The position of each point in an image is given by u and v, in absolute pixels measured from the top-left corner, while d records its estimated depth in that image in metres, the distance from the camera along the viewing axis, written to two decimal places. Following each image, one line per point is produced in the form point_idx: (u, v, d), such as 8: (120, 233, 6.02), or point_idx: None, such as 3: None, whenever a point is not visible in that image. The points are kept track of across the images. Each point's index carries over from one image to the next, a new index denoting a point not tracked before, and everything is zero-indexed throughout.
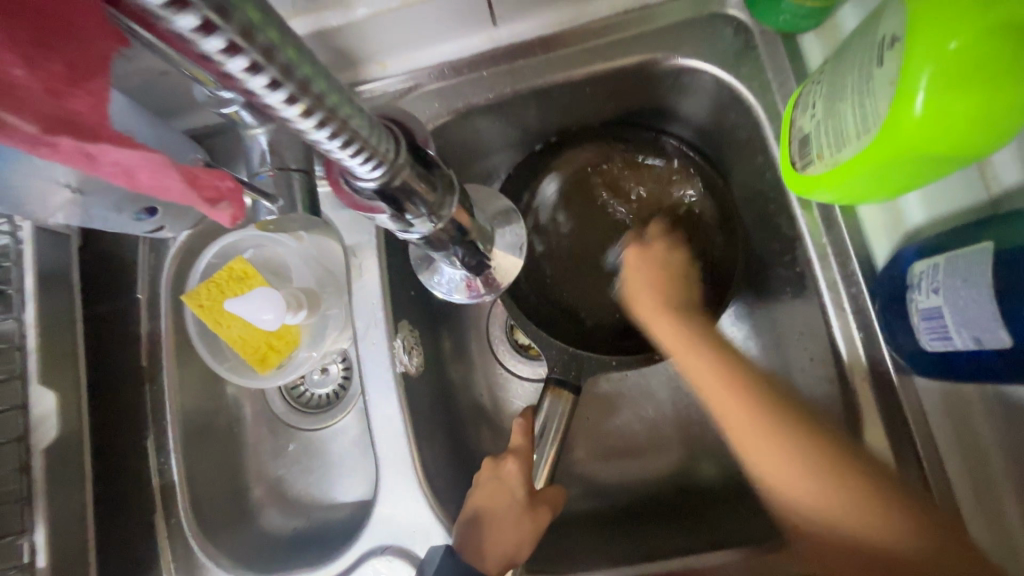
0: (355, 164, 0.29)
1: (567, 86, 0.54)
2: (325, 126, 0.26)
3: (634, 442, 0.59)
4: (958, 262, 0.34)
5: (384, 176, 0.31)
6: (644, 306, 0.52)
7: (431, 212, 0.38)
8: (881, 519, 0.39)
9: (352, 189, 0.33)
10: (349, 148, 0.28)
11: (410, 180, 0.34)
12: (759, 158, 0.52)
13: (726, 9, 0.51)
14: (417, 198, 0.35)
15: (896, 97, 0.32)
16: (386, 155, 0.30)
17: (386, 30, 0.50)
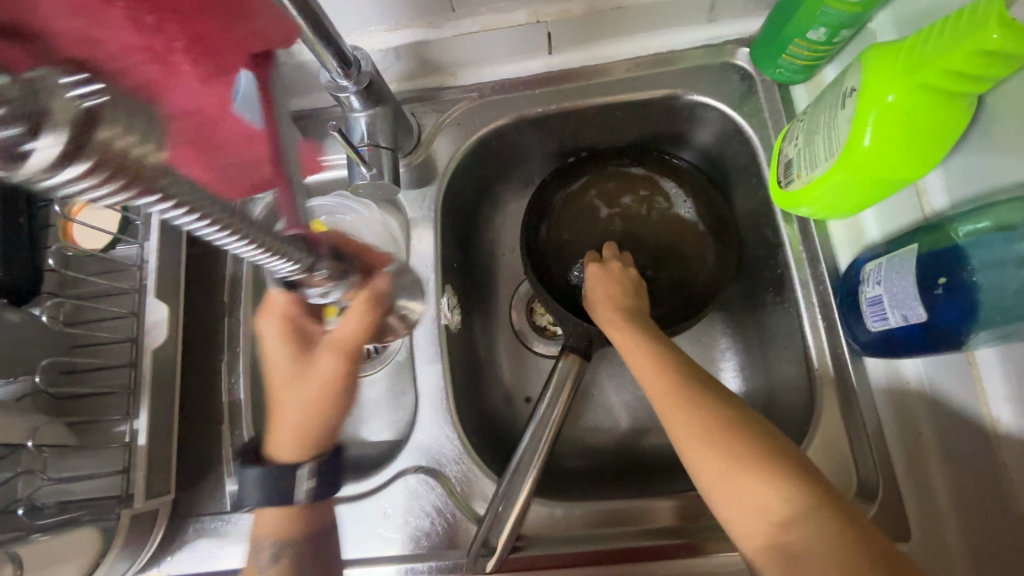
0: (242, 248, 0.33)
1: (602, 108, 0.67)
2: (114, 189, 0.24)
3: (635, 412, 0.68)
4: (898, 259, 0.45)
5: (272, 255, 0.35)
6: (603, 317, 0.60)
7: (297, 261, 0.38)
8: (785, 507, 0.41)
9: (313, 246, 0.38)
10: (236, 239, 0.31)
11: (257, 229, 0.32)
12: (755, 180, 0.63)
13: (736, 59, 0.64)
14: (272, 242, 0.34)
15: (852, 132, 0.44)
16: (264, 238, 0.33)
17: (464, 47, 0.62)
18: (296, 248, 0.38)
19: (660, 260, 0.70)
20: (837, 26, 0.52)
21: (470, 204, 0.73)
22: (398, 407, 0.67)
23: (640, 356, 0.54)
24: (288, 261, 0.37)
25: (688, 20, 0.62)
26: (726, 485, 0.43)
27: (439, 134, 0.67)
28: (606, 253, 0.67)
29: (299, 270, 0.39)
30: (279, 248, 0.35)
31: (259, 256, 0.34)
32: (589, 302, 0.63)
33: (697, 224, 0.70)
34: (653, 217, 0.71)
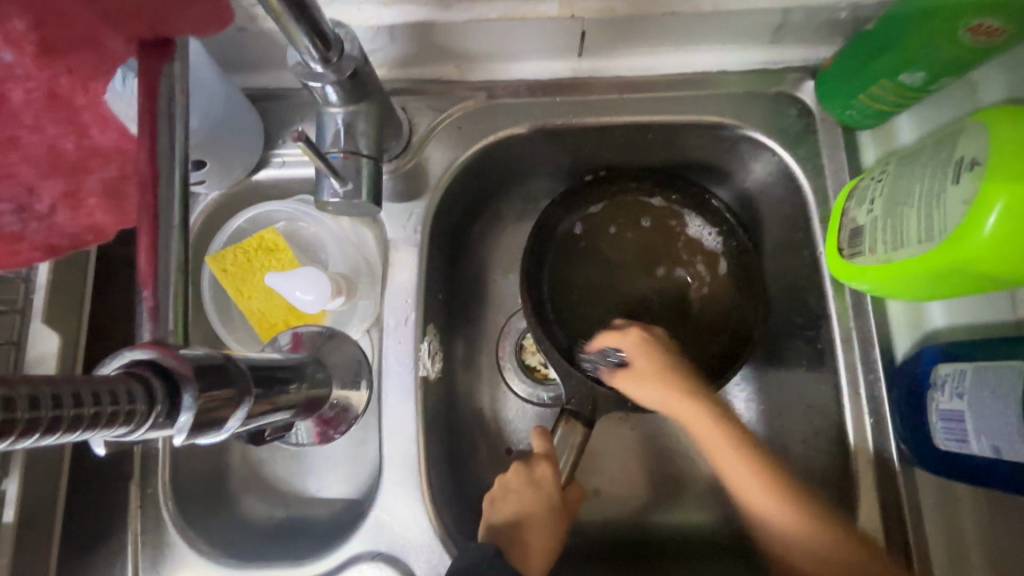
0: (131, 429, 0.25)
1: (634, 129, 0.56)
2: None
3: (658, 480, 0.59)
4: (986, 373, 0.37)
5: (177, 420, 0.27)
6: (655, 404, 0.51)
7: (132, 417, 0.24)
8: None
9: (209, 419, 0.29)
10: (112, 422, 0.24)
11: (52, 401, 0.22)
12: (799, 234, 0.54)
13: (797, 92, 0.54)
14: (83, 403, 0.23)
15: (967, 216, 0.35)
16: (140, 401, 0.25)
17: (475, 36, 0.50)
18: (138, 396, 0.25)
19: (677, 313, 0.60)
20: (938, 72, 0.42)
21: (462, 220, 0.61)
22: (358, 464, 0.54)
23: (717, 452, 0.49)
24: (115, 424, 0.24)
25: (747, 37, 0.52)
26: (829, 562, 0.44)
27: (435, 138, 0.55)
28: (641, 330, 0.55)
29: (152, 422, 0.26)
30: (94, 411, 0.23)
31: (76, 433, 0.23)
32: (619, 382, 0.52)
33: (724, 278, 0.59)
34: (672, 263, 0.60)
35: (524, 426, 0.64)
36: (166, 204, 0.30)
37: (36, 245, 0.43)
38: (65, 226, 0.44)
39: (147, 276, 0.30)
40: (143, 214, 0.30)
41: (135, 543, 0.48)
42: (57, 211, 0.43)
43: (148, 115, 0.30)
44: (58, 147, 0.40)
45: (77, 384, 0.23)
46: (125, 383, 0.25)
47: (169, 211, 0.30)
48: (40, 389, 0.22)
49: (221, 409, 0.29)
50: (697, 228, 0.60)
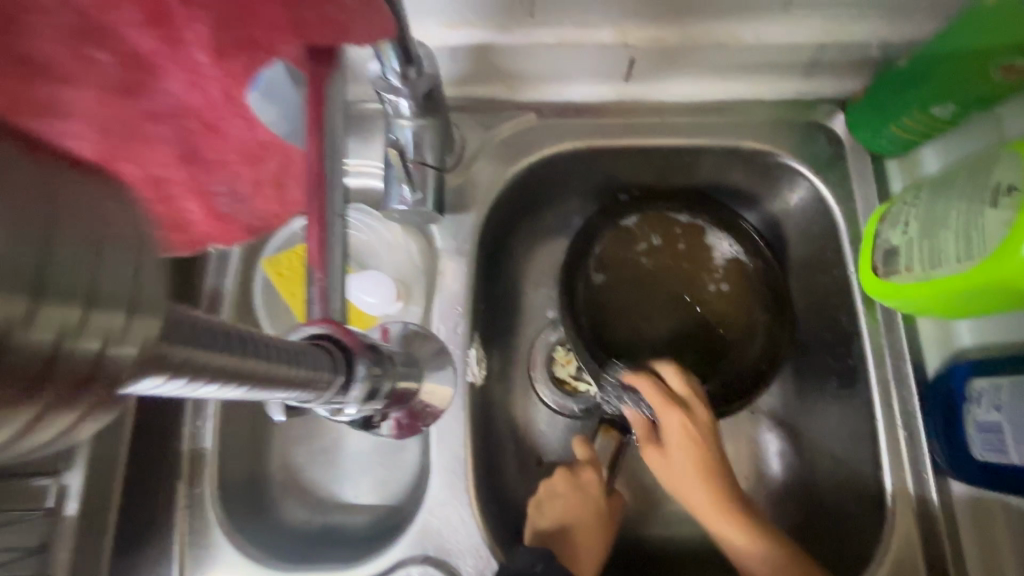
0: (317, 397, 0.26)
1: (673, 152, 0.59)
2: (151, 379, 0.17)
3: None
4: (1020, 387, 0.40)
5: (349, 394, 0.28)
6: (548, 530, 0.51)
7: (311, 383, 0.25)
8: None
9: (370, 395, 0.30)
10: (310, 390, 0.25)
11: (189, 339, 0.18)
12: (829, 254, 0.57)
13: (827, 122, 0.58)
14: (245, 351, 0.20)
15: (1004, 236, 0.38)
16: (327, 372, 0.26)
17: (532, 59, 0.53)
18: (308, 358, 0.24)
19: (704, 331, 0.62)
20: (968, 106, 0.46)
21: (502, 233, 0.63)
22: (395, 471, 0.55)
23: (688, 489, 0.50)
24: (312, 390, 0.25)
25: (783, 69, 0.55)
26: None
27: (484, 154, 0.57)
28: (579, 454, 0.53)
29: (329, 394, 0.26)
30: (302, 375, 0.24)
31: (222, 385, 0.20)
32: (552, 512, 0.52)
33: (755, 293, 0.61)
34: (702, 284, 0.62)
35: (556, 436, 0.65)
36: (329, 199, 0.31)
37: (239, 227, 0.42)
38: (255, 209, 0.41)
39: (316, 259, 0.31)
40: (312, 206, 0.31)
41: (182, 543, 0.48)
42: (252, 199, 0.40)
43: (318, 106, 0.31)
44: (248, 144, 0.35)
45: (217, 323, 0.19)
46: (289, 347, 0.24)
47: (333, 196, 0.31)
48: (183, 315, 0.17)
49: (374, 394, 0.30)
50: (727, 245, 0.62)
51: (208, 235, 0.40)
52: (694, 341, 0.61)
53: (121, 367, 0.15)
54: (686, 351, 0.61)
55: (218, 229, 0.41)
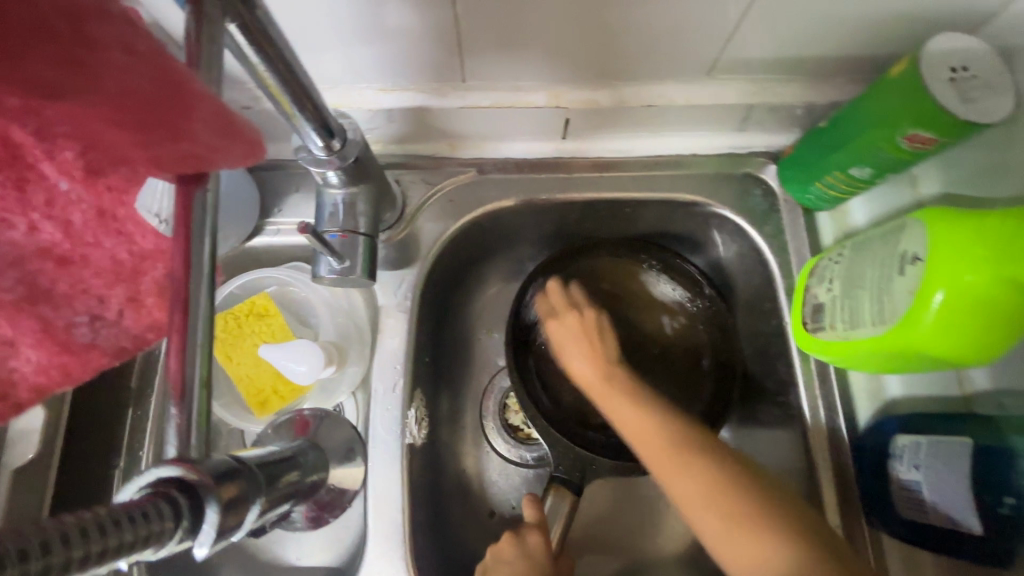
0: (152, 553, 0.21)
1: (614, 203, 0.60)
2: None
3: (646, 554, 0.61)
4: (938, 447, 0.41)
5: (205, 538, 0.23)
6: None
7: (158, 540, 0.20)
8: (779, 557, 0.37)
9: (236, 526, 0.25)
10: (139, 548, 0.20)
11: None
12: (767, 303, 0.58)
13: (761, 174, 0.59)
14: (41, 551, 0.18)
15: (912, 303, 0.39)
16: (163, 523, 0.20)
17: (468, 119, 0.53)
18: (148, 515, 0.20)
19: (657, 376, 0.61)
20: (883, 168, 0.48)
21: (449, 283, 0.64)
22: (336, 533, 0.54)
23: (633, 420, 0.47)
24: (145, 547, 0.20)
25: (716, 126, 0.57)
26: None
27: (427, 210, 0.58)
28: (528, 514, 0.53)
29: (167, 546, 0.21)
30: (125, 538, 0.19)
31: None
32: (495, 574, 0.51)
33: (699, 339, 0.62)
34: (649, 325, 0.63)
35: (506, 487, 0.64)
36: (195, 288, 0.24)
37: (107, 355, 0.24)
38: (128, 328, 0.25)
39: (176, 387, 0.23)
40: (172, 304, 0.23)
41: None
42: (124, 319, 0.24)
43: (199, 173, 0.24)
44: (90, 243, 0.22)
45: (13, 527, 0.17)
46: (118, 514, 0.19)
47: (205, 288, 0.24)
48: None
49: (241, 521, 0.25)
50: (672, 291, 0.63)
51: (44, 386, 0.23)
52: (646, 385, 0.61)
53: None
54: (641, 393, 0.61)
55: (63, 375, 0.23)
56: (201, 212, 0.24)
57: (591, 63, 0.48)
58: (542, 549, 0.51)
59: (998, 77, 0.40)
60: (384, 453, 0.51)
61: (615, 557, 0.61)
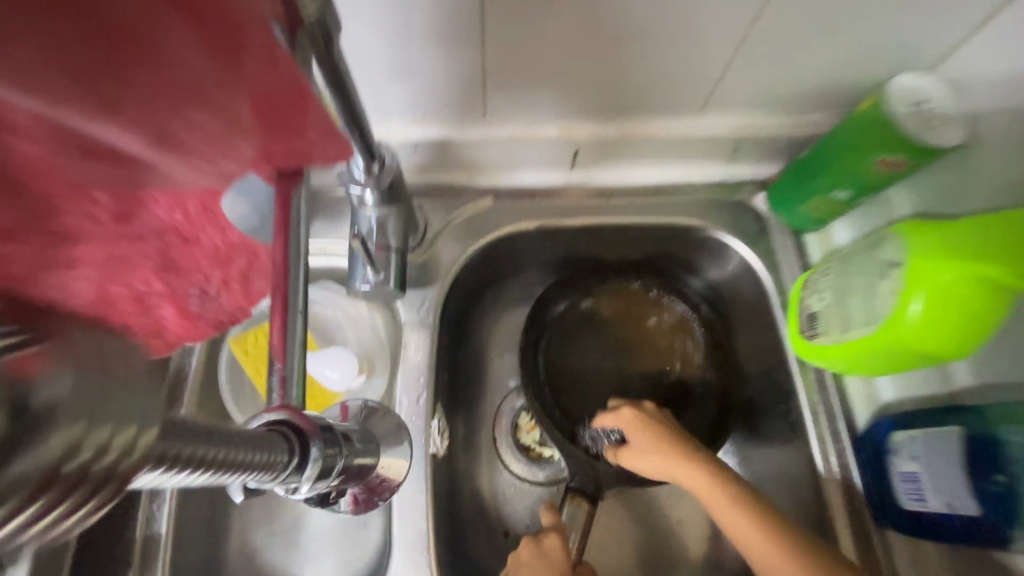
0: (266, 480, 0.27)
1: (619, 228, 0.64)
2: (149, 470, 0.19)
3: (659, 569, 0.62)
4: (934, 438, 0.44)
5: (306, 479, 0.29)
6: None
7: (271, 467, 0.26)
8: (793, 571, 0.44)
9: (328, 475, 0.31)
10: (259, 471, 0.25)
11: (187, 432, 0.21)
12: (765, 318, 0.62)
13: (751, 201, 0.64)
14: (217, 442, 0.22)
15: (897, 304, 0.44)
16: (280, 454, 0.26)
17: (486, 148, 0.58)
18: (269, 445, 0.26)
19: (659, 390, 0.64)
20: (861, 190, 0.54)
21: (463, 305, 0.67)
22: (357, 550, 0.56)
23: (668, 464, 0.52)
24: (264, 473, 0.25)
25: (709, 156, 0.62)
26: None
27: (445, 234, 0.62)
28: (545, 518, 0.54)
29: (275, 478, 0.27)
30: (257, 460, 0.24)
31: (204, 474, 0.22)
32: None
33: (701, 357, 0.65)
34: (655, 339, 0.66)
35: (520, 506, 0.65)
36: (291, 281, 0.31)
37: (209, 321, 0.39)
38: (224, 303, 0.39)
39: (279, 349, 0.31)
40: (275, 294, 0.31)
41: None
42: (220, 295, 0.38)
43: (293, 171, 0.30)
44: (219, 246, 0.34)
45: (189, 421, 0.21)
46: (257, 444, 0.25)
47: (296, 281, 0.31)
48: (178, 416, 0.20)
49: (330, 474, 0.31)
50: (674, 313, 0.66)
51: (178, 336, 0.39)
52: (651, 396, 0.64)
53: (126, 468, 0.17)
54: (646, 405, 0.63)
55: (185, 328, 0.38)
56: (296, 206, 0.31)
57: (599, 99, 0.54)
58: (562, 552, 0.52)
59: (945, 111, 0.47)
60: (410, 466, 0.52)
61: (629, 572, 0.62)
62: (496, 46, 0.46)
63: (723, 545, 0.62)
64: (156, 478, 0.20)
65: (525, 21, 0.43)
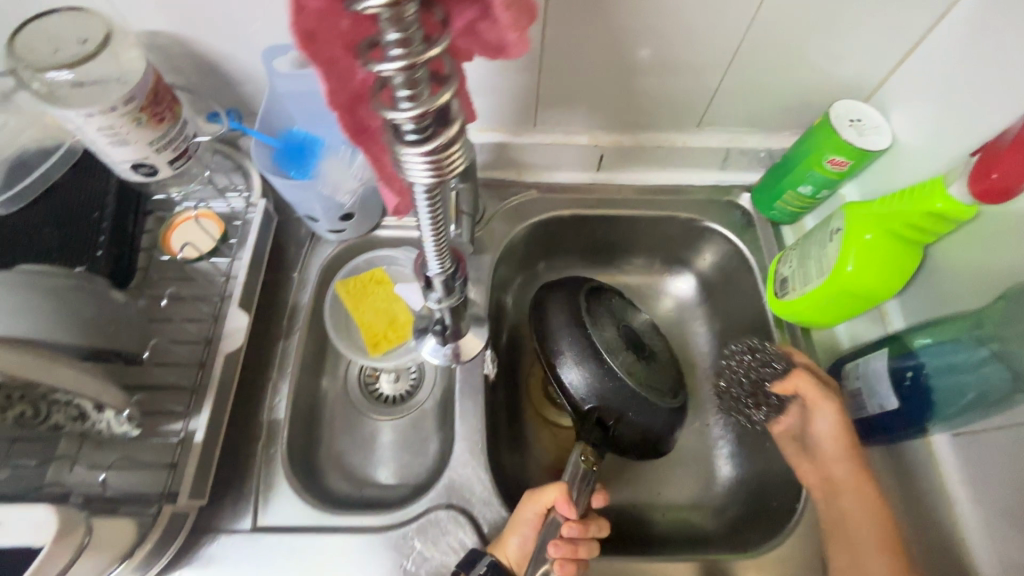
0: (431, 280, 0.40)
1: (634, 218, 0.81)
2: (429, 169, 0.28)
3: (666, 496, 0.74)
4: (872, 361, 0.59)
5: (444, 297, 0.41)
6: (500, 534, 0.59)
7: (447, 270, 0.38)
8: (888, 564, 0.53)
9: (447, 302, 0.42)
10: (438, 256, 0.36)
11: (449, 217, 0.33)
12: (751, 290, 0.77)
13: (738, 201, 0.81)
14: (444, 229, 0.34)
15: (837, 259, 0.59)
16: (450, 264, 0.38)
17: (535, 150, 0.77)
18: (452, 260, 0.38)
19: (627, 377, 0.66)
20: (820, 186, 0.70)
21: (508, 276, 0.83)
22: (420, 455, 0.71)
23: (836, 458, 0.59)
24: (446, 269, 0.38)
25: (706, 165, 0.80)
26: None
27: (498, 217, 0.80)
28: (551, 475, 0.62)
29: (444, 292, 0.40)
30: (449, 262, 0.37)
31: (432, 235, 0.34)
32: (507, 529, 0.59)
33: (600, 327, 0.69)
34: (582, 337, 0.66)
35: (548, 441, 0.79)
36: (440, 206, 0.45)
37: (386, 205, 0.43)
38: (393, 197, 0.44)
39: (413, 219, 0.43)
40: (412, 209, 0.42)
41: (258, 493, 0.60)
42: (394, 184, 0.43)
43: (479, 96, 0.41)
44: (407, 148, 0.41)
45: (455, 161, 0.29)
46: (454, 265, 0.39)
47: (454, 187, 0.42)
48: (451, 130, 0.28)
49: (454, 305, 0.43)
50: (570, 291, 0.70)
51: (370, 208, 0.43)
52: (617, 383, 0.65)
53: (455, 165, 0.29)
54: (619, 399, 0.64)
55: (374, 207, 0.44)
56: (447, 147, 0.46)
57: (622, 115, 0.72)
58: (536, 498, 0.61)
59: (871, 128, 0.65)
60: (469, 381, 0.67)
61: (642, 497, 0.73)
62: (551, 73, 0.65)
63: (719, 478, 0.75)
64: (426, 209, 0.31)
65: (574, 55, 0.63)
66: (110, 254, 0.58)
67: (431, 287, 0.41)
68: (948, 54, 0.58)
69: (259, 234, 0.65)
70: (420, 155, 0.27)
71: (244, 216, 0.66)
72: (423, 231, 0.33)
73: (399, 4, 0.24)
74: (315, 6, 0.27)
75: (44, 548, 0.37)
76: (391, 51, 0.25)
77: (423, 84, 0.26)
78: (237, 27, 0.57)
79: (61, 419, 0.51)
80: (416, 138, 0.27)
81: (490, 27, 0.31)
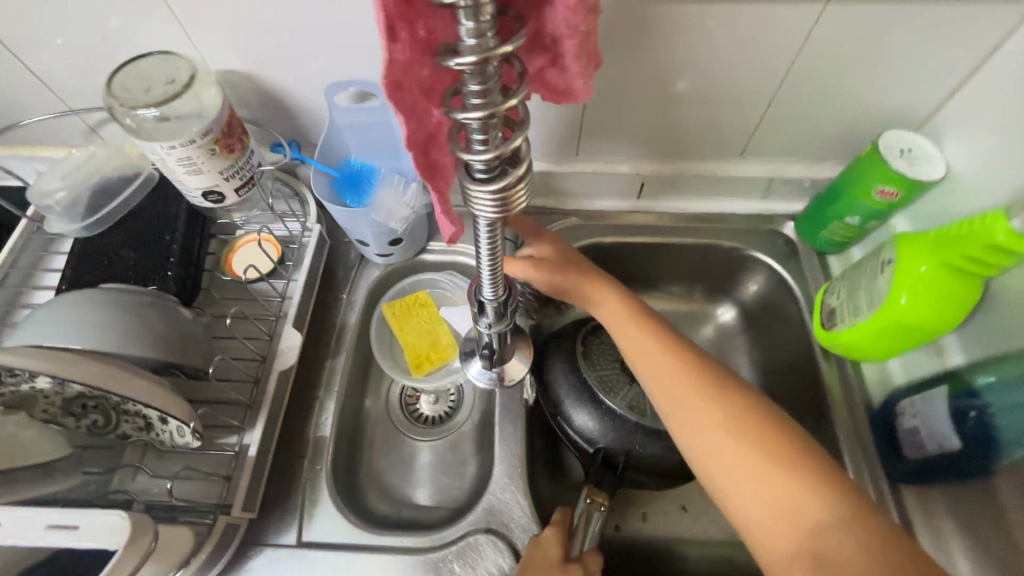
0: (484, 306, 0.41)
1: (674, 245, 0.81)
2: (494, 205, 0.30)
3: (709, 532, 0.71)
4: (929, 398, 0.57)
5: (493, 322, 0.43)
6: None
7: (495, 295, 0.39)
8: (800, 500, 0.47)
9: (495, 327, 0.44)
10: (491, 283, 0.37)
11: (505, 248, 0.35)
12: (795, 321, 0.76)
13: (782, 230, 0.81)
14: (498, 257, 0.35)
15: (889, 292, 0.58)
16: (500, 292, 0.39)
17: (575, 179, 0.79)
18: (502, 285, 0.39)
19: (632, 415, 0.65)
20: (869, 216, 0.69)
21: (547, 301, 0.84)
22: (458, 478, 0.71)
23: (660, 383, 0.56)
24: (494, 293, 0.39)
25: (748, 194, 0.80)
26: (765, 491, 0.48)
27: None
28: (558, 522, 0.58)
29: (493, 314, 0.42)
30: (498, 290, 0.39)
31: (487, 264, 0.35)
32: None
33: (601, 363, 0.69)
34: (581, 381, 0.67)
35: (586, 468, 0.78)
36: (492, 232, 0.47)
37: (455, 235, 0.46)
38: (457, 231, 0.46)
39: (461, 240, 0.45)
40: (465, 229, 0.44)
41: (303, 508, 0.61)
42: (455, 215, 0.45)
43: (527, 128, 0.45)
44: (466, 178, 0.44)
45: (519, 200, 0.31)
46: (505, 293, 0.41)
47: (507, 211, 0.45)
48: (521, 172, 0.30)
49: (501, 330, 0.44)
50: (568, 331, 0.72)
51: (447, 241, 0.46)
52: (620, 425, 0.65)
53: (519, 204, 0.31)
54: (624, 435, 0.65)
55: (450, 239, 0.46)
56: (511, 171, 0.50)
57: (663, 144, 0.73)
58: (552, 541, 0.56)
59: (921, 158, 0.64)
60: (508, 405, 0.68)
61: (683, 533, 0.71)
62: (592, 103, 0.67)
63: None
64: (485, 239, 0.33)
65: (616, 87, 0.64)
66: (178, 275, 0.62)
67: (481, 310, 0.42)
68: (1005, 82, 0.57)
69: (313, 258, 0.68)
70: (487, 193, 0.30)
71: (298, 240, 0.70)
72: (479, 257, 0.35)
73: (486, 60, 0.26)
74: (402, 59, 0.30)
75: (116, 552, 0.39)
76: (471, 100, 0.28)
77: (497, 129, 0.29)
78: (303, 65, 0.61)
79: (128, 428, 0.54)
80: (484, 178, 0.29)
81: (558, 73, 0.37)
